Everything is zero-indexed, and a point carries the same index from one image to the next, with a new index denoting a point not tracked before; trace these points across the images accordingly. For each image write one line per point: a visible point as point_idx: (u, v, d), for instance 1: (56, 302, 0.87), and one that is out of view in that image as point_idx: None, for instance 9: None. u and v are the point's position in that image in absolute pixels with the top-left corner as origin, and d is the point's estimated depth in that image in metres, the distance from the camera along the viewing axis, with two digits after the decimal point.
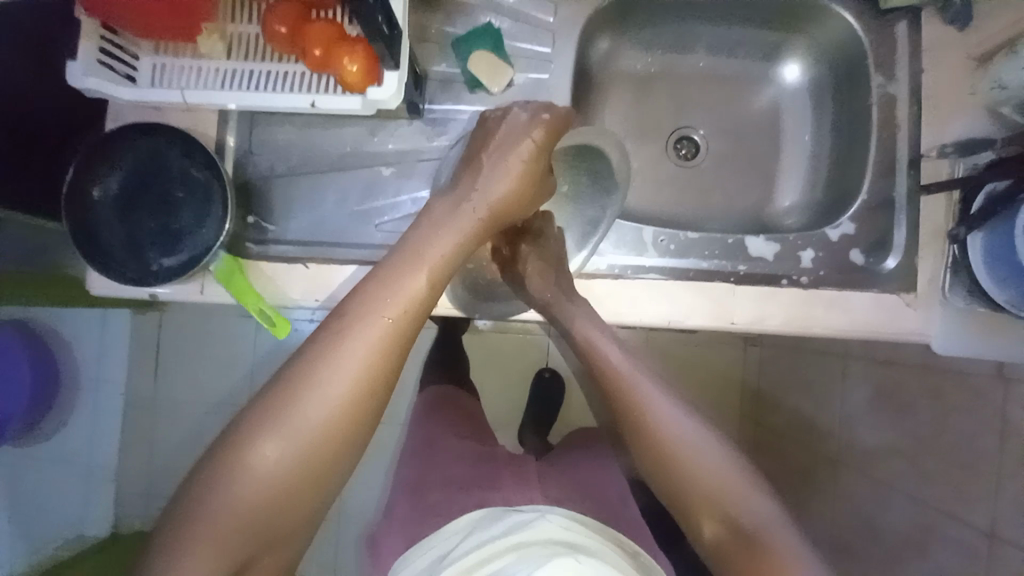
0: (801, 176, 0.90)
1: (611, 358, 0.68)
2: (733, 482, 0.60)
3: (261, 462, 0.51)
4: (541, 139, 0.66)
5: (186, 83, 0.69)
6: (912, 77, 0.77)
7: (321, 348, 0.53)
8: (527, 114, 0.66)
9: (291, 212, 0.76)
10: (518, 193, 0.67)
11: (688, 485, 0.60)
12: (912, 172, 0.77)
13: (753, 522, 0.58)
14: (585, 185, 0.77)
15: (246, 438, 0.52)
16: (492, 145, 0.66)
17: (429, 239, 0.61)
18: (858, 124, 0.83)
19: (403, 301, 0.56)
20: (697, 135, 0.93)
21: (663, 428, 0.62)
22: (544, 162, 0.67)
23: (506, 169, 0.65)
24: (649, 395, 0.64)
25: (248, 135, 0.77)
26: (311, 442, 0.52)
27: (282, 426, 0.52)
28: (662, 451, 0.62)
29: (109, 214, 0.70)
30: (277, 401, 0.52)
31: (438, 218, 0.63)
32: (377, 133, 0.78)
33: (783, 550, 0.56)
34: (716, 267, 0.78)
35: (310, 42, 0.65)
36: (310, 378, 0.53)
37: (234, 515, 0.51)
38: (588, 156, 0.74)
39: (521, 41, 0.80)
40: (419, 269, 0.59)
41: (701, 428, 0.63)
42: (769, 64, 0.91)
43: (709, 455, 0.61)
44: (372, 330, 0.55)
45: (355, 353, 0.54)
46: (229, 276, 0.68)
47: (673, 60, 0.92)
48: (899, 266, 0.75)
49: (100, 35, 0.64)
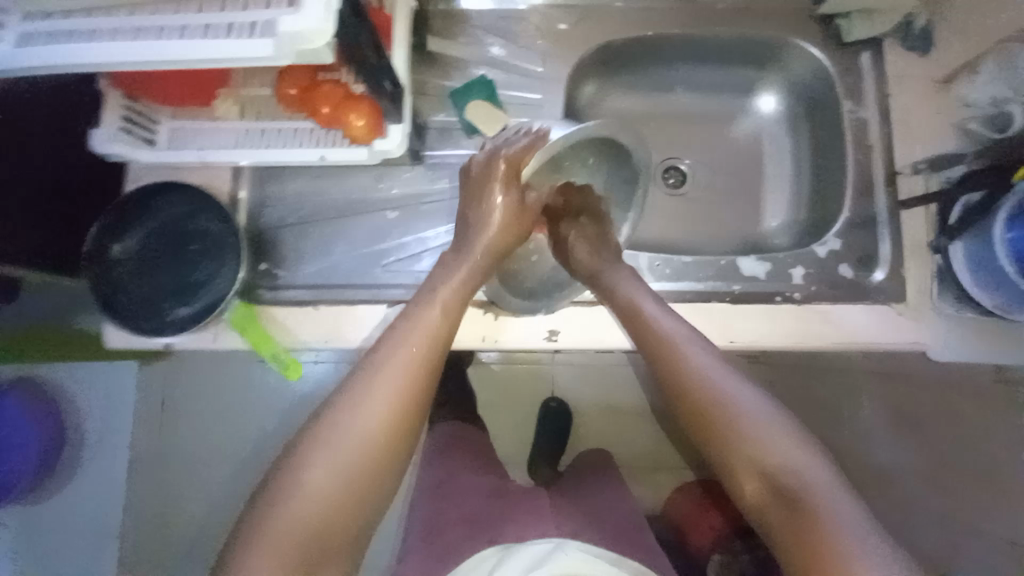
0: (786, 198, 0.94)
1: (656, 318, 0.69)
2: (774, 438, 0.58)
3: (309, 479, 0.54)
4: (500, 181, 0.69)
5: (200, 143, 0.74)
6: (879, 104, 0.83)
7: (358, 376, 0.58)
8: (485, 154, 0.70)
9: (302, 258, 0.79)
10: (506, 225, 0.70)
11: (729, 453, 0.59)
12: (889, 189, 0.81)
13: (800, 483, 0.55)
14: (608, 158, 0.78)
15: (297, 460, 0.55)
16: (469, 192, 0.71)
17: (443, 280, 0.67)
18: (834, 146, 0.87)
19: (426, 331, 0.63)
20: (683, 165, 0.97)
21: (704, 402, 0.61)
22: (516, 191, 0.69)
23: (486, 207, 0.69)
24: (693, 366, 0.64)
25: (259, 189, 0.80)
26: (353, 455, 0.55)
27: (329, 442, 0.55)
28: (706, 408, 0.61)
29: (126, 269, 0.73)
30: (320, 423, 0.56)
31: (446, 266, 0.69)
32: (383, 180, 0.82)
33: (826, 505, 0.53)
34: (712, 287, 0.80)
35: (319, 101, 0.70)
36: (352, 397, 0.57)
37: (284, 538, 0.52)
38: (610, 147, 0.76)
39: (514, 90, 0.86)
40: (433, 305, 0.65)
41: (747, 394, 0.61)
42: (746, 97, 0.96)
43: (751, 420, 0.59)
44: (400, 357, 0.60)
45: (392, 375, 0.58)
46: (244, 325, 0.74)
47: (656, 98, 0.98)
48: (888, 279, 0.78)
49: (123, 105, 0.69)
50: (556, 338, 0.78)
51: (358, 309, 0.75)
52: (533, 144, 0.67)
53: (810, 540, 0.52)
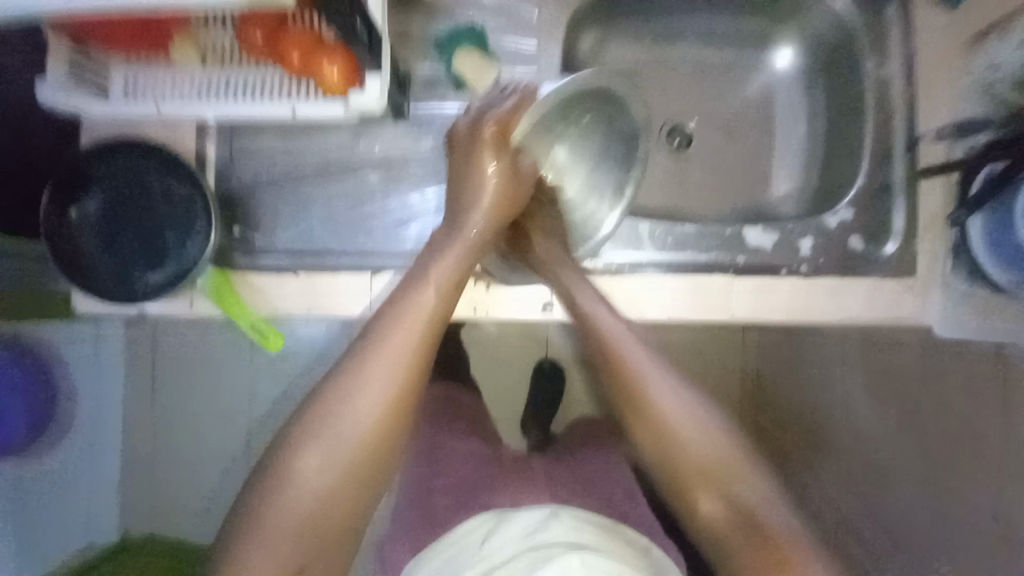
0: (795, 163, 0.88)
1: (611, 330, 0.67)
2: (729, 461, 0.62)
3: (302, 468, 0.55)
4: (491, 148, 0.68)
5: (160, 95, 0.68)
6: (905, 59, 0.76)
7: (348, 365, 0.57)
8: (470, 120, 0.69)
9: (278, 222, 0.74)
10: (499, 196, 0.69)
11: (685, 471, 0.62)
12: (907, 155, 0.75)
13: (750, 504, 0.60)
14: (601, 123, 0.73)
15: (291, 453, 0.55)
16: (456, 158, 0.70)
17: (436, 259, 0.63)
18: (852, 107, 0.82)
19: (417, 318, 0.59)
20: (689, 126, 0.90)
21: (671, 428, 0.63)
22: (508, 157, 0.69)
23: (476, 176, 0.68)
24: (653, 384, 0.65)
25: (230, 145, 0.75)
26: (346, 448, 0.55)
27: (320, 433, 0.55)
28: (664, 433, 0.63)
29: (90, 234, 0.69)
30: (311, 414, 0.56)
31: (438, 242, 0.66)
32: (363, 137, 0.76)
33: (778, 524, 0.59)
34: (714, 259, 0.76)
35: (287, 47, 0.63)
36: (342, 393, 0.56)
37: (288, 523, 0.55)
38: (604, 102, 0.70)
39: (506, 37, 0.78)
40: (427, 286, 0.61)
41: (703, 414, 0.64)
42: (759, 50, 0.90)
43: (710, 447, 0.62)
44: (388, 346, 0.57)
45: (379, 369, 0.56)
46: (219, 291, 0.68)
47: (662, 50, 0.90)
48: (899, 252, 0.74)
49: (69, 53, 0.62)
50: (553, 309, 0.73)
51: (340, 277, 0.71)
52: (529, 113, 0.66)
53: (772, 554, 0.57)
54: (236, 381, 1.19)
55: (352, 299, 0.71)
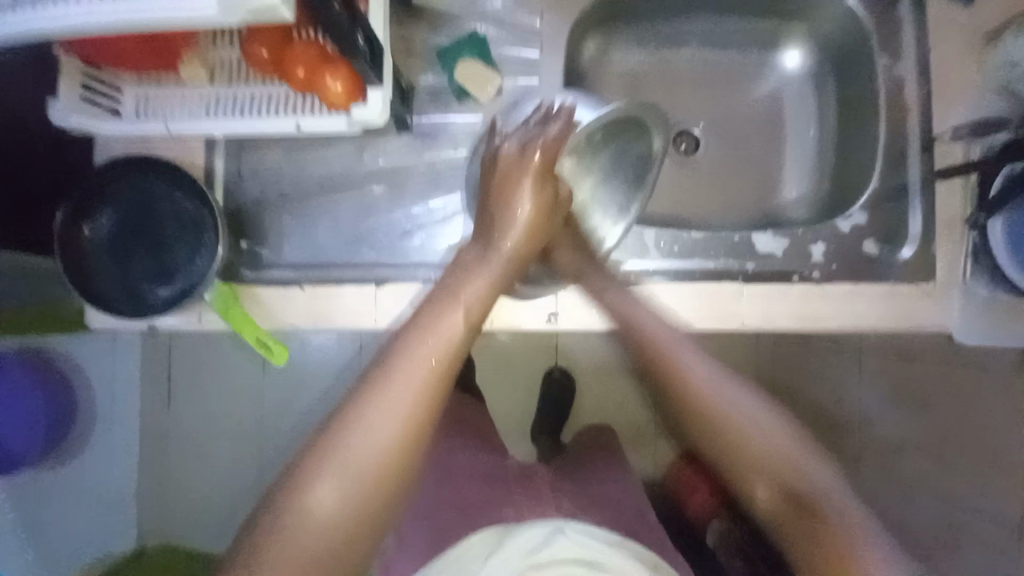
0: (805, 166, 0.87)
1: (649, 328, 0.62)
2: (788, 445, 0.53)
3: (318, 500, 0.50)
4: (533, 173, 0.66)
5: (168, 113, 0.69)
6: (918, 59, 0.74)
7: (370, 390, 0.53)
8: (517, 144, 0.66)
9: (285, 237, 0.75)
10: (534, 226, 0.66)
11: (736, 460, 0.54)
12: (924, 156, 0.73)
13: (815, 491, 0.52)
14: (612, 149, 0.74)
15: (300, 484, 0.51)
16: (494, 184, 0.66)
17: (463, 280, 0.61)
18: (864, 109, 0.79)
19: (445, 340, 0.56)
20: (696, 130, 0.89)
21: (712, 407, 0.55)
22: (550, 186, 0.66)
23: (513, 203, 0.65)
24: (686, 365, 0.57)
25: (236, 161, 0.75)
26: (361, 479, 0.51)
27: (339, 463, 0.51)
28: (709, 414, 0.55)
29: (100, 248, 0.70)
30: (328, 441, 0.52)
31: (470, 263, 0.63)
32: (366, 150, 0.77)
33: (849, 520, 0.50)
34: (723, 266, 0.74)
35: (292, 62, 0.63)
36: (360, 417, 0.52)
37: (293, 563, 0.49)
38: (631, 128, 0.73)
39: (509, 47, 0.78)
40: (457, 308, 0.58)
41: (744, 396, 0.56)
42: (768, 52, 0.88)
43: (762, 427, 0.54)
44: (416, 372, 0.53)
45: (403, 393, 0.52)
46: (226, 305, 0.68)
47: (668, 56, 0.89)
48: (916, 256, 0.72)
49: (82, 72, 0.64)
50: (556, 320, 0.74)
51: (345, 291, 0.71)
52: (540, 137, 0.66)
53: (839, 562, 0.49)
54: (250, 392, 1.20)
55: (359, 313, 0.71)
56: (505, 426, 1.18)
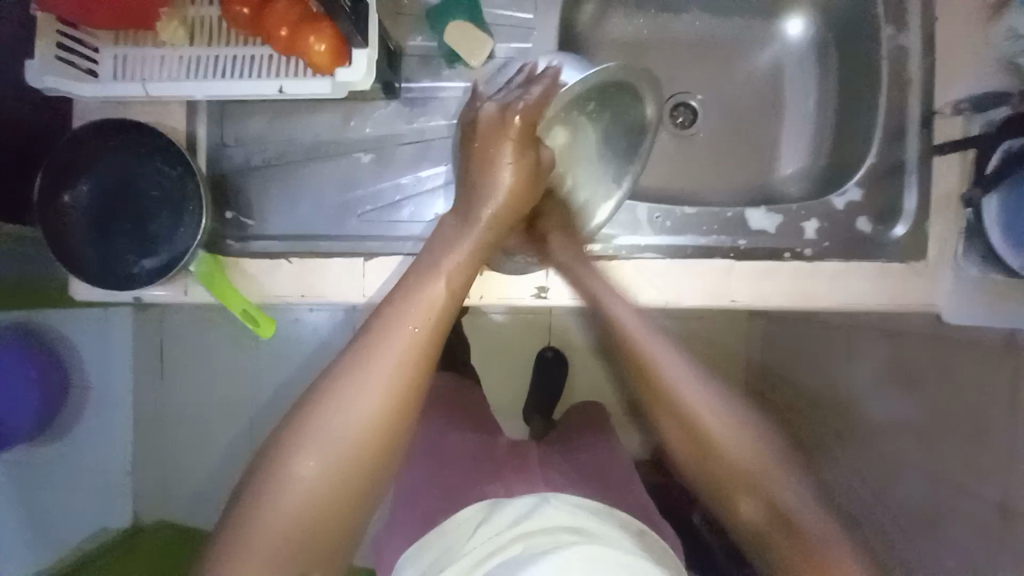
0: (803, 141, 0.85)
1: (631, 327, 0.66)
2: (765, 463, 0.61)
3: (301, 474, 0.51)
4: (515, 138, 0.64)
5: (148, 74, 0.66)
6: (924, 29, 0.72)
7: (352, 363, 0.53)
8: (497, 104, 0.64)
9: (271, 206, 0.73)
10: (517, 190, 0.65)
11: (726, 479, 0.61)
12: (923, 132, 0.72)
13: (788, 509, 0.60)
14: (603, 113, 0.72)
15: (283, 452, 0.51)
16: (475, 147, 0.65)
17: (444, 249, 0.61)
18: (865, 81, 0.77)
19: (425, 310, 0.56)
20: (694, 101, 0.87)
21: (704, 429, 0.62)
22: (531, 151, 0.65)
23: (494, 168, 0.64)
24: (693, 403, 0.62)
25: (220, 127, 0.73)
26: (344, 447, 0.51)
27: (319, 434, 0.51)
28: (696, 428, 0.62)
29: (83, 216, 0.68)
30: (308, 414, 0.52)
31: (450, 233, 0.63)
32: (354, 118, 0.74)
33: (818, 534, 0.59)
34: (715, 243, 0.74)
35: (274, 22, 0.62)
36: (342, 386, 0.52)
37: (279, 532, 0.50)
38: (621, 93, 0.70)
39: (501, 10, 0.75)
40: (437, 279, 0.59)
41: (731, 413, 0.62)
42: (770, 20, 0.85)
43: (745, 451, 0.61)
44: (398, 341, 0.54)
45: (385, 362, 0.53)
46: (212, 278, 0.68)
47: (666, 22, 0.86)
48: (909, 235, 0.71)
49: (56, 31, 0.61)
50: (546, 295, 0.72)
51: (333, 264, 0.70)
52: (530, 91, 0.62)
53: (806, 561, 0.58)
54: (243, 360, 1.21)
55: (347, 288, 0.71)
56: (496, 397, 1.19)
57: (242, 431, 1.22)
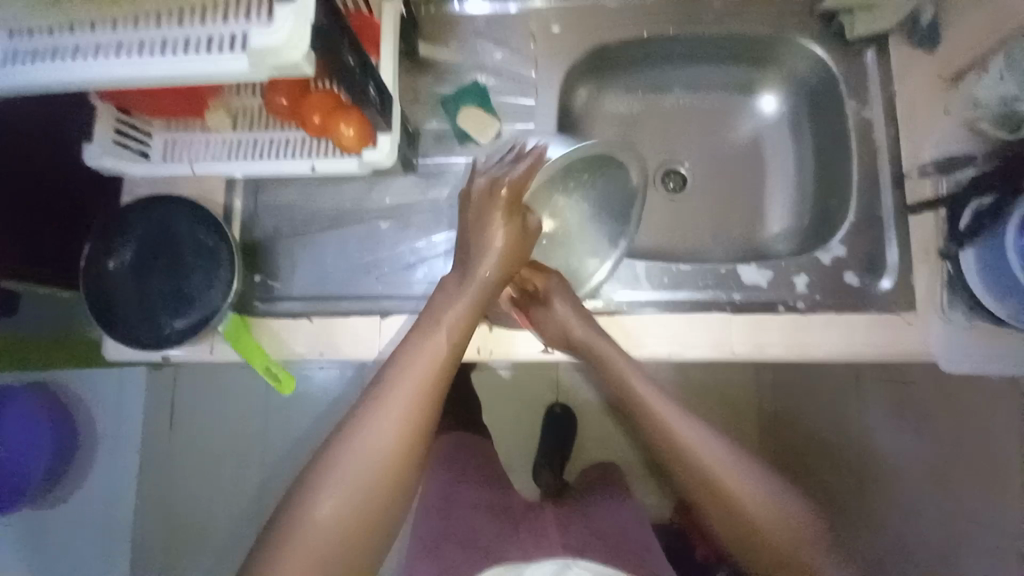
0: (789, 203, 0.91)
1: (649, 395, 0.69)
2: (801, 532, 0.62)
3: (320, 513, 0.57)
4: (503, 207, 0.68)
5: (195, 156, 0.74)
6: (885, 103, 0.80)
7: (368, 408, 0.59)
8: (486, 180, 0.69)
9: (296, 269, 0.79)
10: (510, 252, 0.68)
11: (764, 550, 0.62)
12: (896, 192, 0.78)
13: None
14: (596, 186, 0.80)
15: (306, 492, 0.58)
16: (469, 217, 0.69)
17: (446, 303, 0.66)
18: (838, 149, 0.85)
19: (430, 360, 0.62)
20: (683, 170, 0.95)
21: (736, 497, 0.63)
22: (520, 218, 0.69)
23: (488, 237, 0.67)
24: (726, 475, 0.64)
25: (253, 200, 0.81)
26: (360, 489, 0.57)
27: (336, 480, 0.57)
28: (730, 498, 0.63)
29: (126, 281, 0.74)
30: (332, 454, 0.58)
31: (450, 288, 0.67)
32: (375, 189, 0.82)
33: None
34: (712, 297, 0.78)
35: (309, 110, 0.69)
36: (357, 431, 0.59)
37: (303, 568, 0.56)
38: (607, 167, 0.78)
39: (506, 95, 0.84)
40: (439, 330, 0.64)
41: (760, 481, 0.64)
42: (748, 98, 0.95)
43: (780, 519, 0.62)
44: (406, 389, 0.60)
45: (396, 410, 0.59)
46: (237, 335, 0.72)
47: (654, 102, 0.96)
48: (896, 287, 0.75)
49: (116, 118, 0.70)
50: (553, 351, 0.75)
51: (353, 321, 0.75)
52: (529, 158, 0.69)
53: None
54: (254, 425, 1.22)
55: (365, 344, 0.74)
56: (506, 460, 1.19)
57: (249, 500, 1.20)
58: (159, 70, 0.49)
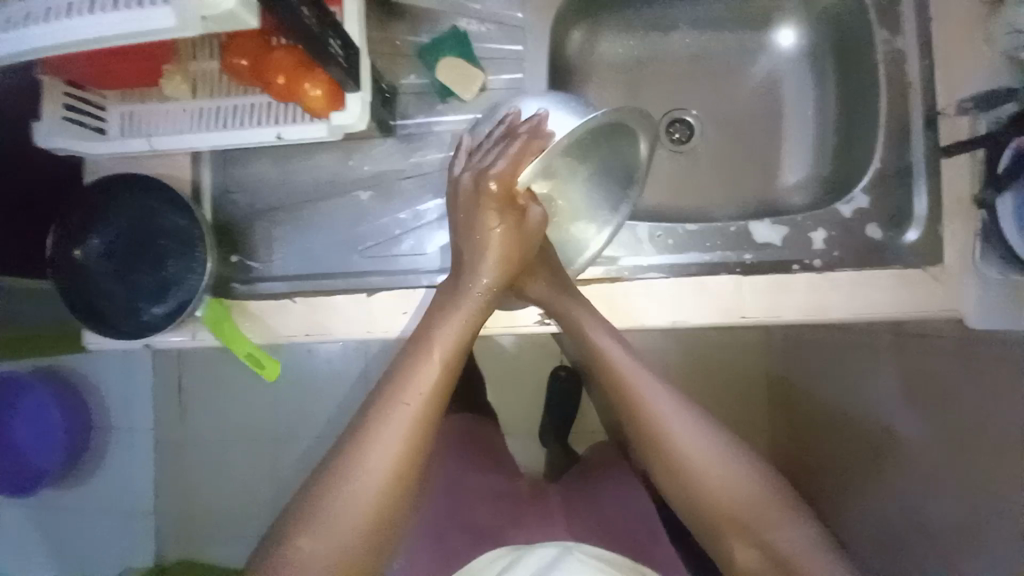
0: (805, 151, 0.84)
1: (622, 365, 0.64)
2: (765, 502, 0.59)
3: (307, 554, 0.53)
4: (495, 203, 0.63)
5: (153, 128, 0.68)
6: (919, 31, 0.71)
7: (352, 448, 0.55)
8: (473, 173, 0.64)
9: (275, 247, 0.74)
10: (503, 255, 0.64)
11: (720, 520, 0.59)
12: (928, 133, 0.70)
13: (788, 552, 0.57)
14: (597, 154, 0.72)
15: (294, 536, 0.54)
16: (459, 217, 0.65)
17: (438, 322, 0.62)
18: (863, 86, 0.76)
19: (421, 388, 0.57)
20: (689, 117, 0.87)
21: (685, 466, 0.60)
22: (514, 217, 0.64)
23: (480, 241, 0.64)
24: (685, 444, 0.60)
25: (223, 174, 0.75)
26: (351, 532, 0.54)
27: (324, 522, 0.53)
28: (685, 467, 0.60)
29: (97, 268, 0.70)
30: (318, 497, 0.54)
31: (444, 301, 0.64)
32: (353, 156, 0.76)
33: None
34: (720, 259, 0.72)
35: (272, 70, 0.63)
36: (346, 470, 0.54)
37: None
38: (615, 132, 0.69)
39: (491, 43, 0.76)
40: (431, 356, 0.59)
41: (720, 450, 0.61)
42: (761, 32, 0.85)
43: (739, 491, 0.59)
44: (397, 421, 0.55)
45: (387, 444, 0.55)
46: (217, 323, 0.68)
47: (656, 41, 0.87)
48: (922, 239, 0.69)
49: (64, 92, 0.64)
50: (548, 321, 0.72)
51: (338, 301, 0.71)
52: (524, 131, 0.63)
53: None
54: (256, 401, 1.21)
55: (352, 323, 0.70)
56: (512, 428, 1.17)
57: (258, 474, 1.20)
58: (103, 27, 0.44)
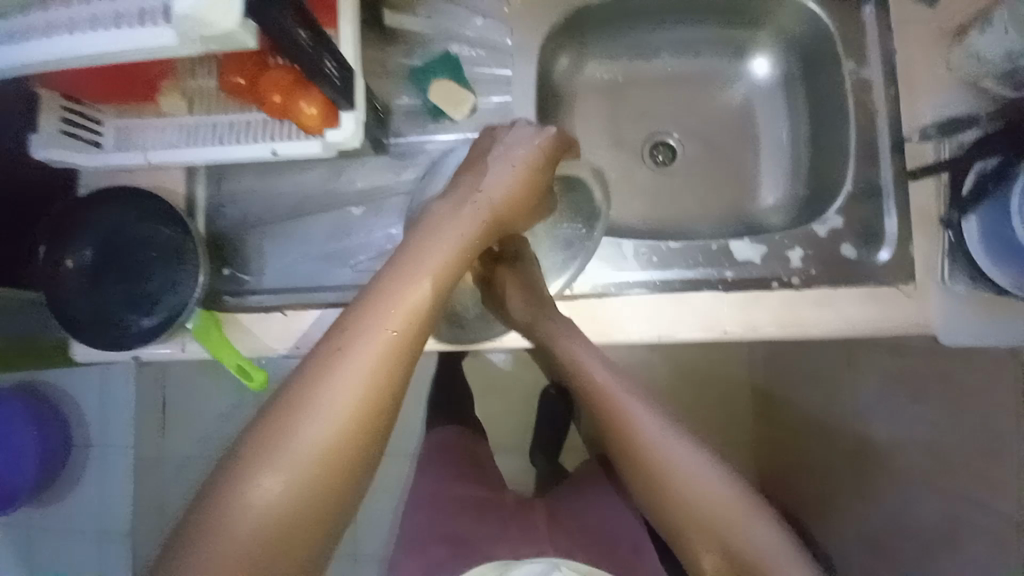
0: (781, 172, 0.87)
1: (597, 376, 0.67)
2: (737, 507, 0.60)
3: (264, 491, 0.48)
4: (540, 151, 0.68)
5: (149, 143, 0.70)
6: (885, 61, 0.75)
7: (326, 360, 0.51)
8: (532, 128, 0.68)
9: (266, 260, 0.75)
10: (522, 190, 0.67)
11: (688, 522, 0.60)
12: (896, 157, 0.74)
13: (755, 555, 0.58)
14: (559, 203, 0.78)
15: (246, 469, 0.48)
16: (497, 149, 0.68)
17: (428, 246, 0.59)
18: (834, 111, 0.80)
19: (406, 310, 0.54)
20: (672, 140, 0.91)
21: (656, 466, 0.61)
22: (548, 172, 0.69)
23: (510, 169, 0.66)
24: (652, 445, 0.62)
25: (217, 189, 0.77)
26: (313, 462, 0.49)
27: (286, 450, 0.48)
28: (653, 466, 0.62)
29: (84, 280, 0.70)
30: (280, 420, 0.49)
31: (440, 220, 0.62)
32: (344, 173, 0.78)
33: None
34: (702, 275, 0.75)
35: (268, 89, 0.65)
36: (314, 392, 0.50)
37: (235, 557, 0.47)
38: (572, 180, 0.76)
39: (480, 66, 0.79)
40: (418, 280, 0.56)
41: (692, 451, 0.62)
42: (738, 60, 0.89)
43: (710, 491, 0.60)
44: (375, 343, 0.52)
45: (361, 366, 0.51)
46: (206, 332, 0.69)
47: (638, 67, 0.91)
48: (894, 258, 0.72)
49: (61, 105, 0.65)
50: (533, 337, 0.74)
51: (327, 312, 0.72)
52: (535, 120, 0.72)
53: None
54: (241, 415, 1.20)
55: None
56: (499, 444, 1.17)
57: None
58: (96, 42, 0.45)
